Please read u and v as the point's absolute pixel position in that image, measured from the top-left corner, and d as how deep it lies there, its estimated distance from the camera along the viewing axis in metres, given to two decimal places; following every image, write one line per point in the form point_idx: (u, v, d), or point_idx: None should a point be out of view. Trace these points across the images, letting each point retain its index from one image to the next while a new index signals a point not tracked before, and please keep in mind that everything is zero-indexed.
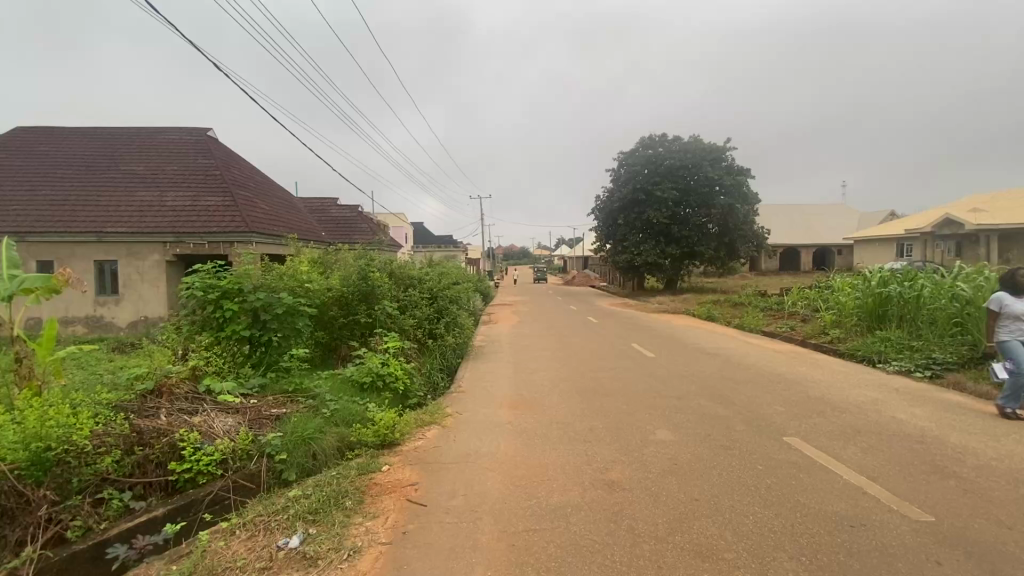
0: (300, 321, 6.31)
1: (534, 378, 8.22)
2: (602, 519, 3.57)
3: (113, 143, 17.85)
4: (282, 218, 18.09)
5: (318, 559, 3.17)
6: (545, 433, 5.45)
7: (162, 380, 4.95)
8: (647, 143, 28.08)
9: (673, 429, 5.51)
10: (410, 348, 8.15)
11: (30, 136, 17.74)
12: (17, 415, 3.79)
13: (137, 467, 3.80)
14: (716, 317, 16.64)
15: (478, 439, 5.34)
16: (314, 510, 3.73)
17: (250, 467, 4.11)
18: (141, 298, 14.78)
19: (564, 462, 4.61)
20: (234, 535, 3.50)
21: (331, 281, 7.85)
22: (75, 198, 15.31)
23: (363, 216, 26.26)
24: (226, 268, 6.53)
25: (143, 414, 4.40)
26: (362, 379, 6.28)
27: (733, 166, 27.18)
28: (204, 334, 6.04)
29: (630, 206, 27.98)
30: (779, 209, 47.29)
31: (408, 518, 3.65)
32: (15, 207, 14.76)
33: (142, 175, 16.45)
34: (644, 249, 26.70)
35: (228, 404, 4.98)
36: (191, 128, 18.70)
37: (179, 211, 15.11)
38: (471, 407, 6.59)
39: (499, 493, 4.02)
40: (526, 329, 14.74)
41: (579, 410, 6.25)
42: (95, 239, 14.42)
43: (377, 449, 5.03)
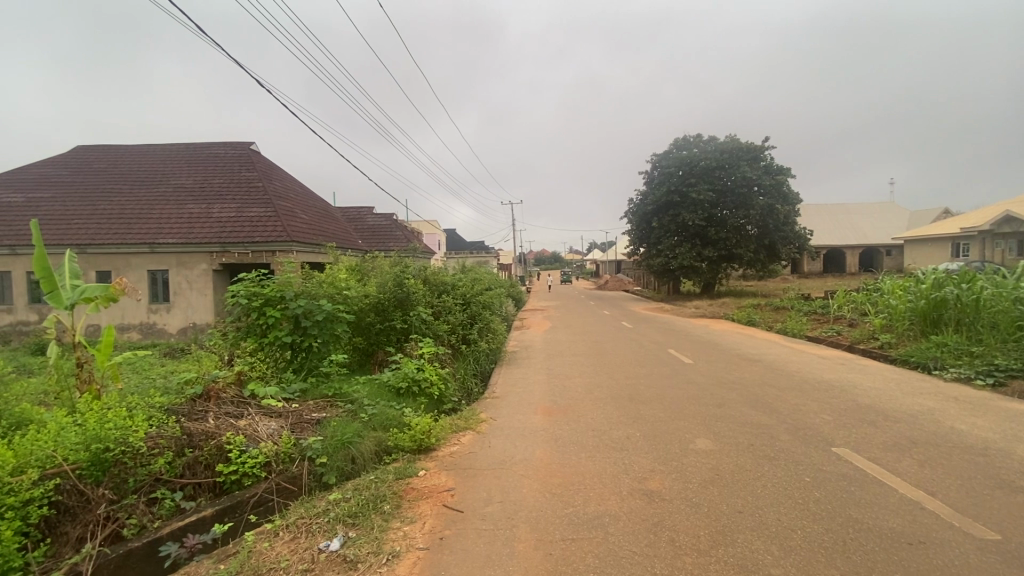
0: (339, 327, 6.48)
1: (569, 384, 8.15)
2: (642, 530, 3.49)
3: (164, 158, 18.84)
4: (320, 227, 18.66)
5: (357, 563, 3.22)
6: (580, 441, 5.38)
7: (210, 384, 5.17)
8: (681, 144, 27.58)
9: (713, 437, 5.36)
10: (445, 353, 8.24)
11: (90, 154, 18.94)
12: (78, 417, 4.01)
13: (187, 468, 3.96)
14: (757, 322, 16.07)
15: (512, 445, 5.32)
16: (353, 513, 3.80)
17: (293, 470, 4.24)
18: (190, 306, 15.46)
19: (601, 471, 4.54)
20: (277, 537, 3.59)
21: (368, 289, 8.02)
22: (129, 212, 16.21)
23: (397, 224, 26.73)
24: (269, 276, 6.75)
25: (192, 416, 4.59)
26: (398, 384, 6.38)
27: (771, 166, 26.41)
28: (248, 341, 6.25)
29: (664, 208, 27.52)
30: (821, 209, 45.60)
31: (444, 524, 3.66)
32: (76, 221, 15.75)
33: (190, 189, 17.27)
34: (680, 252, 26.19)
35: (271, 408, 5.15)
36: (235, 142, 19.50)
37: (225, 222, 15.79)
38: (505, 413, 6.58)
39: (535, 501, 3.99)
40: (558, 334, 14.62)
41: (615, 417, 6.15)
42: (148, 250, 15.24)
43: (413, 453, 5.11)
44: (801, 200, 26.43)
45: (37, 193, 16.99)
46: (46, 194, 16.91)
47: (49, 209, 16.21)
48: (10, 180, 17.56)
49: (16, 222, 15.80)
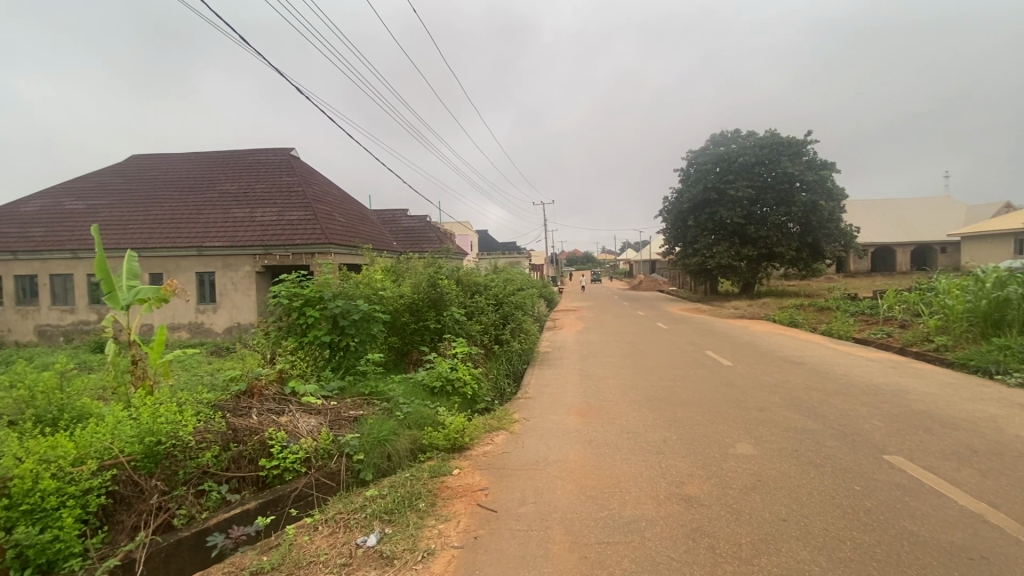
0: (375, 326, 6.63)
1: (602, 385, 8.06)
2: (680, 536, 3.40)
3: (211, 165, 19.69)
4: (357, 230, 19.10)
5: (394, 559, 3.27)
6: (615, 443, 5.30)
7: (253, 381, 5.37)
8: (718, 140, 26.86)
9: (755, 442, 5.18)
10: (478, 353, 8.30)
11: (144, 163, 20.01)
12: (133, 411, 4.22)
13: (232, 462, 4.10)
14: (800, 323, 15.46)
15: (546, 446, 5.28)
16: (389, 510, 3.86)
17: (331, 466, 4.35)
18: (235, 306, 16.09)
19: (636, 474, 4.45)
20: (317, 531, 3.68)
21: (402, 289, 8.14)
22: (179, 217, 17.01)
23: (431, 225, 27.08)
24: (308, 277, 6.95)
25: (237, 412, 4.76)
26: (433, 383, 6.45)
27: (815, 160, 25.39)
28: (289, 339, 6.44)
29: (701, 206, 26.86)
30: (869, 205, 43.52)
31: (478, 524, 3.67)
32: (131, 226, 16.66)
33: (234, 194, 17.98)
34: (717, 251, 25.50)
35: (311, 405, 5.29)
36: (276, 148, 20.19)
37: (267, 226, 16.36)
38: (538, 414, 6.55)
39: (569, 503, 3.95)
40: (592, 335, 14.47)
41: (651, 420, 6.03)
42: (196, 253, 15.96)
43: (447, 452, 5.16)
44: (846, 196, 25.34)
45: (96, 200, 18.07)
46: (104, 201, 17.97)
47: (107, 216, 17.20)
48: (72, 189, 18.74)
49: (78, 228, 16.85)
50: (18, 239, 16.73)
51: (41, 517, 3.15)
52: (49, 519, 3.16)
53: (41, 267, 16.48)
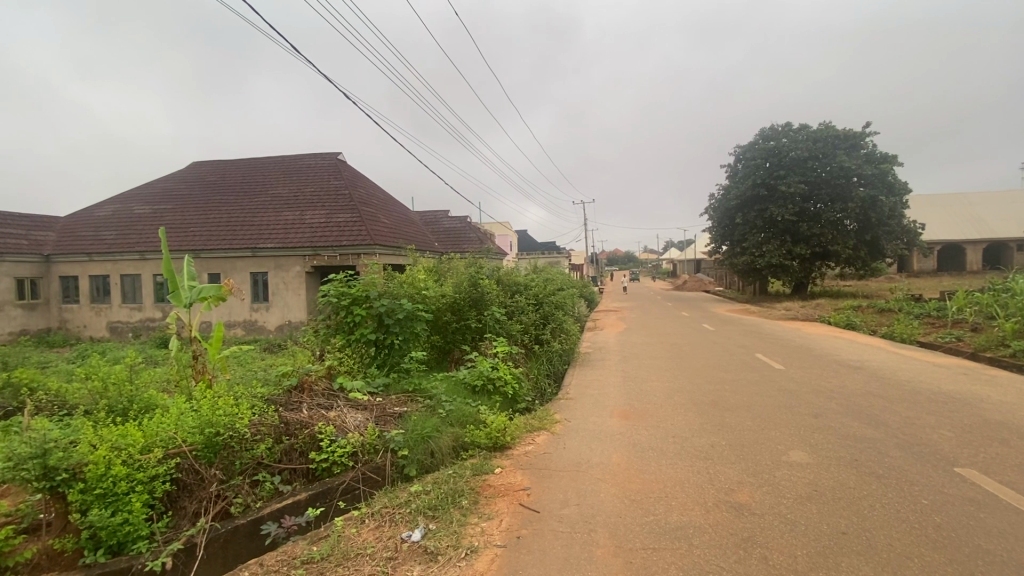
0: (418, 325, 6.77)
1: (646, 387, 7.88)
2: (730, 545, 3.28)
3: (264, 170, 20.61)
4: (400, 231, 19.53)
5: (438, 555, 3.30)
6: (660, 447, 5.17)
7: (303, 377, 5.58)
8: (768, 135, 25.84)
9: (810, 450, 4.93)
10: (519, 352, 8.31)
11: (204, 169, 21.18)
12: (194, 404, 4.47)
13: (284, 454, 4.27)
14: (858, 326, 14.60)
15: (588, 448, 5.22)
16: (433, 506, 3.91)
17: (377, 461, 4.47)
18: (286, 305, 16.76)
19: (682, 479, 4.33)
20: (364, 523, 3.77)
21: (445, 289, 8.26)
22: (235, 220, 17.90)
23: (471, 226, 27.32)
24: (355, 277, 7.15)
25: (289, 406, 4.96)
26: (474, 382, 6.48)
27: (874, 153, 24.00)
28: (337, 337, 6.65)
29: (749, 203, 25.89)
30: (935, 201, 40.72)
31: (521, 524, 3.66)
32: (192, 229, 17.67)
33: (286, 198, 18.76)
34: (767, 249, 24.47)
35: (357, 401, 5.45)
36: (324, 153, 20.90)
37: (316, 228, 16.99)
38: (580, 415, 6.48)
39: (613, 506, 3.88)
40: (634, 336, 14.17)
41: (698, 424, 5.86)
42: (250, 254, 16.75)
43: (489, 450, 5.20)
44: (910, 191, 23.81)
45: (161, 205, 19.28)
46: (168, 206, 19.14)
47: (170, 220, 18.32)
48: (140, 194, 20.06)
49: (146, 231, 18.04)
50: (94, 242, 18.07)
51: (112, 500, 3.35)
52: (119, 503, 3.36)
53: (112, 268, 17.75)
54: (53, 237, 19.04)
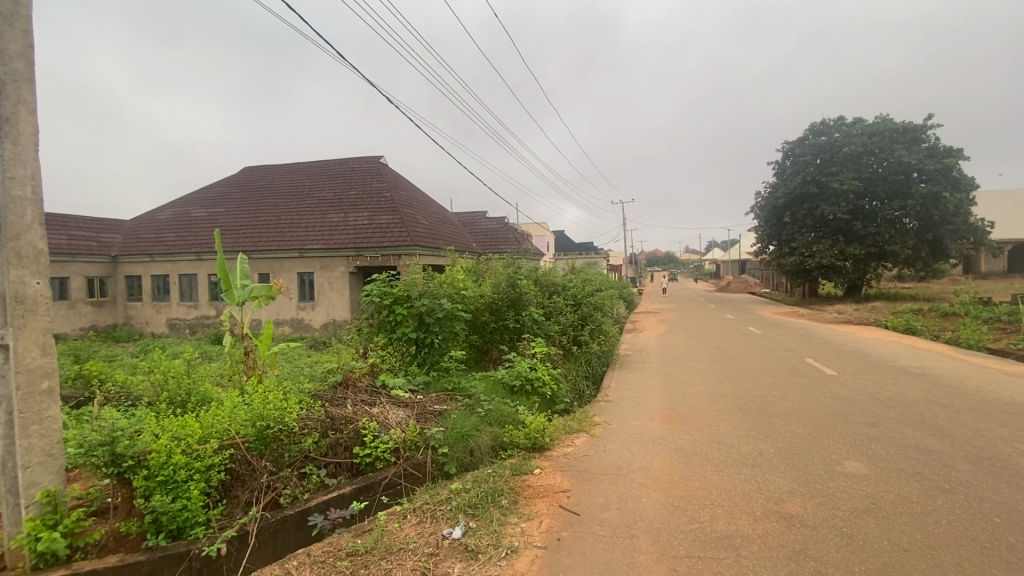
0: (457, 324, 6.87)
1: (689, 391, 7.67)
2: (782, 557, 3.14)
3: (310, 174, 21.35)
4: (439, 232, 19.82)
5: (478, 553, 3.32)
6: (705, 452, 5.02)
7: (348, 374, 5.75)
8: (818, 130, 24.75)
9: (867, 461, 4.68)
10: (557, 353, 8.25)
11: (254, 173, 22.16)
12: (247, 398, 4.68)
13: (330, 448, 4.40)
14: (918, 331, 13.74)
15: (629, 452, 5.12)
16: (473, 504, 3.94)
17: (418, 458, 4.55)
18: (331, 304, 17.29)
19: (729, 487, 4.18)
20: (405, 519, 3.84)
21: (483, 289, 8.32)
22: (283, 223, 18.62)
23: (509, 227, 27.39)
24: (397, 277, 7.29)
25: (334, 401, 5.12)
26: (512, 382, 6.49)
27: (937, 147, 22.54)
28: (380, 335, 6.81)
29: (798, 201, 24.83)
30: (1004, 198, 37.92)
31: (562, 525, 3.63)
32: (244, 231, 18.52)
33: (330, 201, 19.37)
34: (817, 249, 23.38)
35: (399, 397, 5.57)
36: (367, 156, 21.46)
37: (359, 230, 17.47)
38: (620, 418, 6.37)
39: (656, 512, 3.79)
40: (675, 338, 13.81)
41: (744, 431, 5.66)
42: (298, 254, 17.37)
43: (528, 451, 5.20)
44: (977, 187, 22.23)
45: (216, 208, 20.29)
46: (222, 209, 20.13)
47: (224, 223, 19.24)
48: (197, 198, 21.19)
49: (202, 234, 19.02)
50: (155, 244, 19.20)
51: (173, 487, 3.53)
52: (179, 490, 3.53)
53: (172, 268, 18.80)
54: (119, 239, 20.36)
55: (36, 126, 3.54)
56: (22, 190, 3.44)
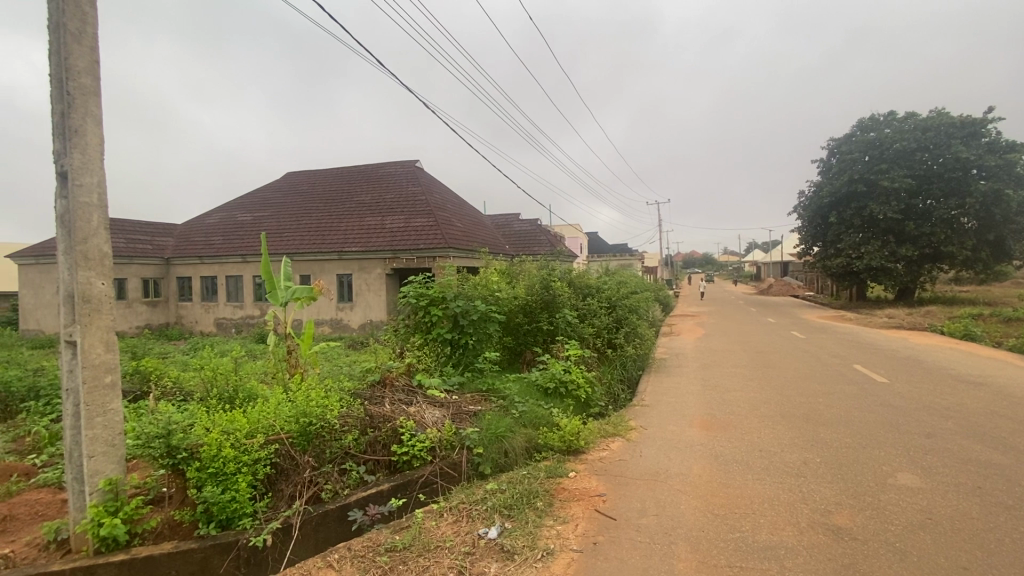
0: (491, 326, 6.92)
1: (729, 397, 7.47)
2: (828, 571, 3.02)
3: (348, 179, 21.94)
4: (473, 234, 19.99)
5: (514, 554, 3.33)
6: (746, 460, 4.88)
7: (385, 373, 5.88)
8: (866, 126, 23.72)
9: (921, 473, 4.44)
10: (592, 356, 8.18)
11: (296, 179, 22.96)
12: (291, 395, 4.85)
13: (369, 446, 4.51)
14: (978, 337, 12.93)
15: (666, 457, 5.03)
16: (508, 505, 3.95)
17: (453, 457, 4.61)
18: (369, 305, 17.68)
19: (771, 497, 4.05)
20: (442, 517, 3.89)
21: (517, 291, 8.35)
22: (323, 226, 19.21)
23: (543, 229, 27.33)
24: (432, 278, 7.39)
25: (373, 400, 5.24)
26: (546, 384, 6.47)
27: (998, 142, 21.20)
28: (416, 336, 6.93)
29: (845, 200, 23.83)
30: None
31: (597, 530, 3.61)
32: (286, 234, 19.22)
33: (368, 204, 19.85)
34: (865, 251, 22.36)
35: (435, 397, 5.66)
36: (403, 161, 21.89)
37: (395, 232, 17.83)
38: (657, 423, 6.25)
39: (695, 520, 3.71)
40: (713, 343, 13.46)
41: (787, 438, 5.47)
42: (337, 257, 17.89)
43: (562, 453, 5.19)
44: None
45: (260, 212, 21.13)
46: (266, 213, 20.94)
47: (268, 226, 20.01)
48: (242, 203, 22.12)
49: (248, 237, 19.84)
50: (205, 247, 20.14)
51: (222, 479, 3.68)
52: (229, 482, 3.68)
53: (219, 270, 19.68)
54: (172, 242, 21.47)
55: (102, 138, 3.78)
56: (89, 198, 3.67)
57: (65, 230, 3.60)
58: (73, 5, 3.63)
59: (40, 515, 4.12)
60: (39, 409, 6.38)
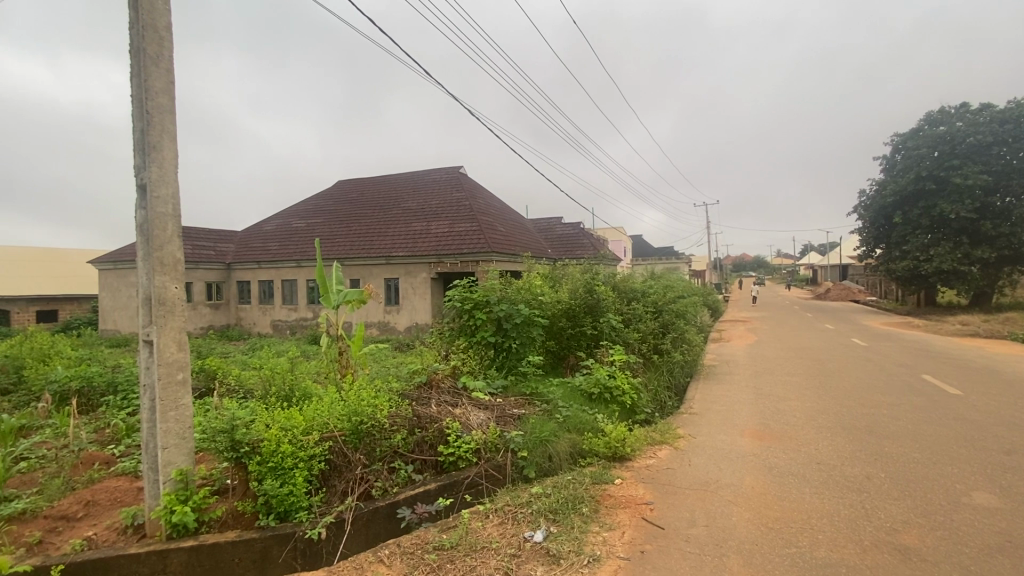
0: (535, 330, 6.93)
1: (783, 406, 7.17)
2: None
3: (395, 186, 22.59)
4: (516, 238, 20.11)
5: (560, 558, 3.33)
6: (802, 473, 4.66)
7: (431, 375, 6.01)
8: (935, 119, 22.21)
9: (1002, 493, 4.10)
10: (637, 362, 8.05)
11: (346, 187, 23.84)
12: (343, 394, 5.04)
13: (417, 445, 4.62)
14: None
15: (716, 467, 4.89)
16: (554, 509, 3.95)
17: (498, 460, 4.66)
18: (414, 308, 18.07)
19: (830, 512, 3.85)
20: (488, 518, 3.94)
21: (560, 295, 8.32)
22: (372, 231, 19.86)
23: (586, 233, 27.13)
24: (476, 283, 7.49)
25: (420, 400, 5.37)
26: (591, 390, 6.41)
27: None
28: (461, 339, 7.05)
29: (911, 199, 22.36)
30: None
31: (645, 538, 3.55)
32: (337, 240, 19.98)
33: (414, 210, 20.36)
34: (935, 253, 20.87)
35: (480, 399, 5.73)
36: (448, 167, 22.32)
37: (440, 237, 18.19)
38: (706, 432, 6.07)
39: (748, 533, 3.58)
40: (766, 349, 12.95)
41: (848, 451, 5.19)
42: (384, 261, 18.42)
43: (608, 460, 5.14)
44: None
45: (313, 219, 22.07)
46: (319, 220, 21.86)
47: (320, 232, 20.88)
48: (297, 211, 23.17)
49: (301, 243, 20.76)
50: (262, 253, 21.23)
51: (281, 473, 3.88)
52: (287, 476, 3.87)
53: (275, 274, 20.67)
54: (233, 248, 22.74)
55: (176, 151, 4.07)
56: (165, 208, 3.97)
57: (144, 238, 3.91)
58: (152, 31, 3.94)
59: (119, 501, 4.46)
60: (118, 403, 6.92)
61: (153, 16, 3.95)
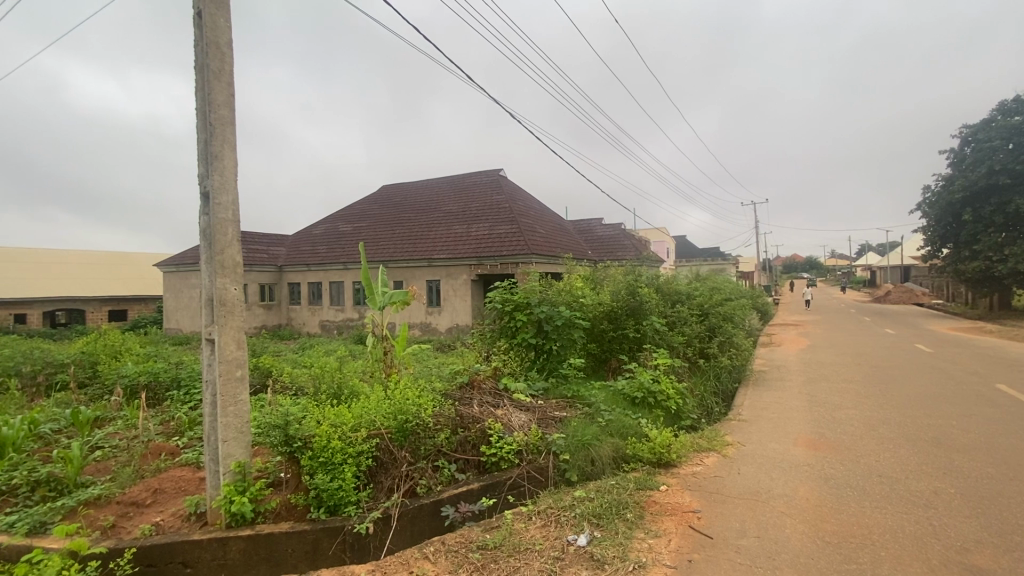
0: (576, 332, 6.89)
1: (840, 415, 6.82)
2: None
3: (437, 190, 23.00)
4: (556, 240, 20.05)
5: (604, 563, 3.30)
6: (862, 486, 4.41)
7: (473, 375, 6.07)
8: (1011, 108, 20.55)
9: None
10: (682, 366, 7.85)
11: (390, 191, 24.46)
12: (388, 392, 5.16)
13: (460, 445, 4.69)
14: None
15: (767, 477, 4.70)
16: (597, 514, 3.92)
17: (540, 462, 4.67)
18: (455, 309, 18.31)
19: (893, 528, 3.63)
20: (530, 520, 3.95)
21: (602, 297, 8.22)
22: (414, 234, 20.28)
23: (628, 234, 26.72)
24: (516, 285, 7.50)
25: (462, 400, 5.45)
26: (634, 394, 6.31)
27: None
28: (501, 340, 7.08)
29: (983, 195, 20.78)
30: None
31: (692, 547, 3.46)
32: (382, 243, 20.52)
33: (455, 213, 20.65)
34: (1009, 253, 19.34)
35: (521, 401, 5.76)
36: (488, 170, 22.53)
37: (480, 239, 18.38)
38: (756, 440, 5.84)
39: (802, 546, 3.42)
40: (820, 355, 12.35)
41: (912, 464, 4.87)
42: (426, 264, 18.76)
43: (652, 466, 5.04)
44: None
45: (359, 223, 22.77)
46: (364, 224, 22.54)
47: (366, 236, 21.51)
48: (344, 215, 23.96)
49: (348, 246, 21.44)
50: (312, 256, 22.06)
51: (332, 468, 4.00)
52: (336, 471, 4.00)
53: (324, 276, 21.45)
54: (285, 251, 23.74)
55: (236, 159, 4.30)
56: (225, 213, 4.20)
57: (206, 241, 4.14)
58: (215, 47, 4.18)
59: (184, 490, 4.74)
60: (182, 398, 7.36)
61: (215, 33, 4.19)
